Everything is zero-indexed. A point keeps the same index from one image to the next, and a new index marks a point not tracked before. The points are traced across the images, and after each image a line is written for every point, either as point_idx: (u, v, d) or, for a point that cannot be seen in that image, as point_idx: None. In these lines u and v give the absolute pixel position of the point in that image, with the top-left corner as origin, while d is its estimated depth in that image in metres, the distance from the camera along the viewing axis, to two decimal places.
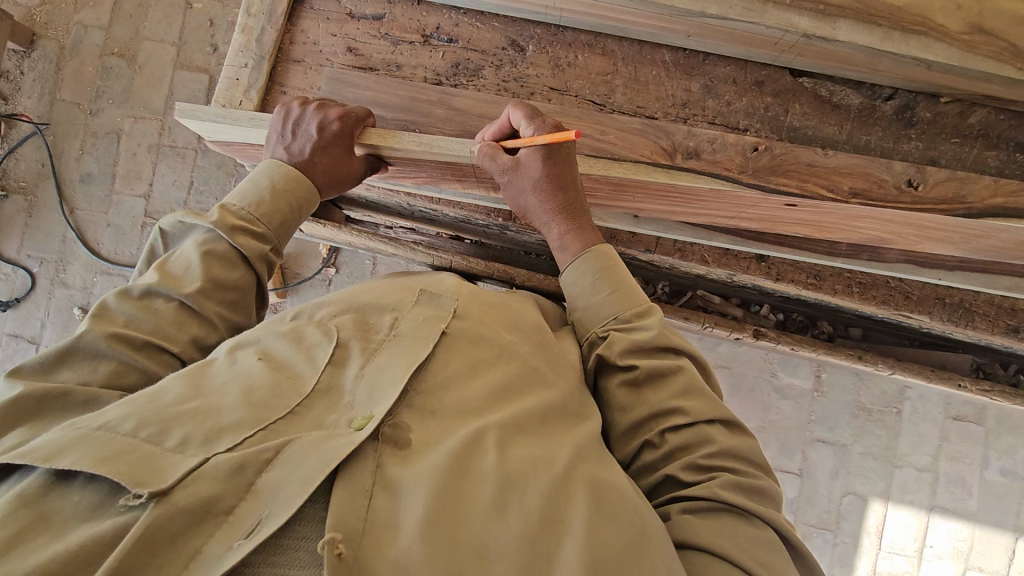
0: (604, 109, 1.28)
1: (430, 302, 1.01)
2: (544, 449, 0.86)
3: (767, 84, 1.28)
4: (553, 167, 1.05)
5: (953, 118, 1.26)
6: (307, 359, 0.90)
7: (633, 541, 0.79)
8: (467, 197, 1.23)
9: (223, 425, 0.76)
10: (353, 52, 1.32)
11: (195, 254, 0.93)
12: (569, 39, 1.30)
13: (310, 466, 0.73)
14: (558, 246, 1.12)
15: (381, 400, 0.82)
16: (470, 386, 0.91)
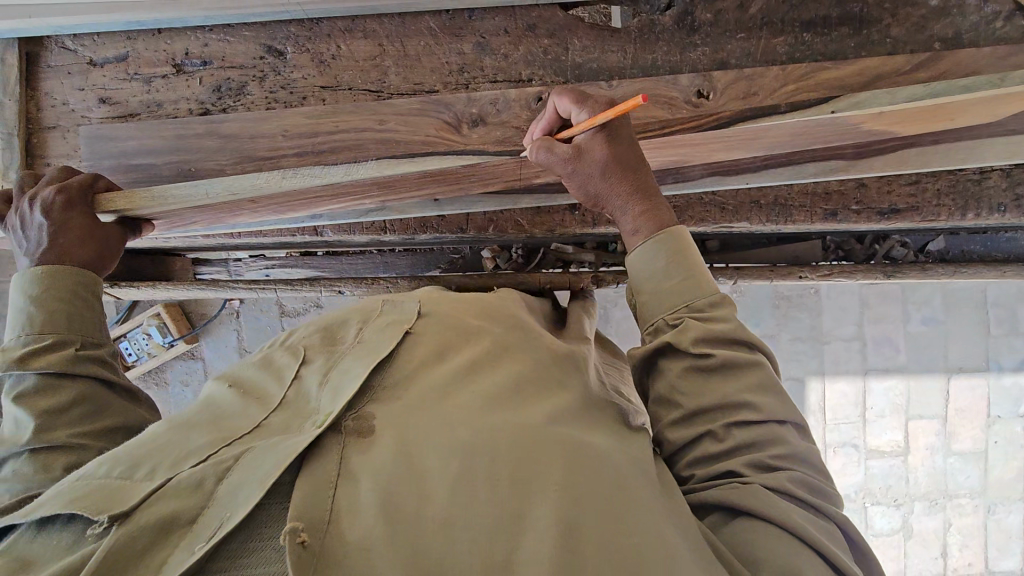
0: (382, 96, 1.22)
1: (397, 303, 0.97)
2: (513, 403, 0.82)
3: (541, 26, 1.21)
4: (614, 148, 0.96)
5: (735, 14, 1.21)
6: (272, 381, 0.88)
7: (608, 496, 0.75)
8: (264, 223, 1.19)
9: (189, 450, 0.77)
10: (107, 101, 1.22)
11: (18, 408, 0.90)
12: (327, 30, 1.21)
13: (271, 462, 0.71)
14: (631, 232, 0.97)
15: (343, 396, 0.79)
16: (438, 370, 0.85)
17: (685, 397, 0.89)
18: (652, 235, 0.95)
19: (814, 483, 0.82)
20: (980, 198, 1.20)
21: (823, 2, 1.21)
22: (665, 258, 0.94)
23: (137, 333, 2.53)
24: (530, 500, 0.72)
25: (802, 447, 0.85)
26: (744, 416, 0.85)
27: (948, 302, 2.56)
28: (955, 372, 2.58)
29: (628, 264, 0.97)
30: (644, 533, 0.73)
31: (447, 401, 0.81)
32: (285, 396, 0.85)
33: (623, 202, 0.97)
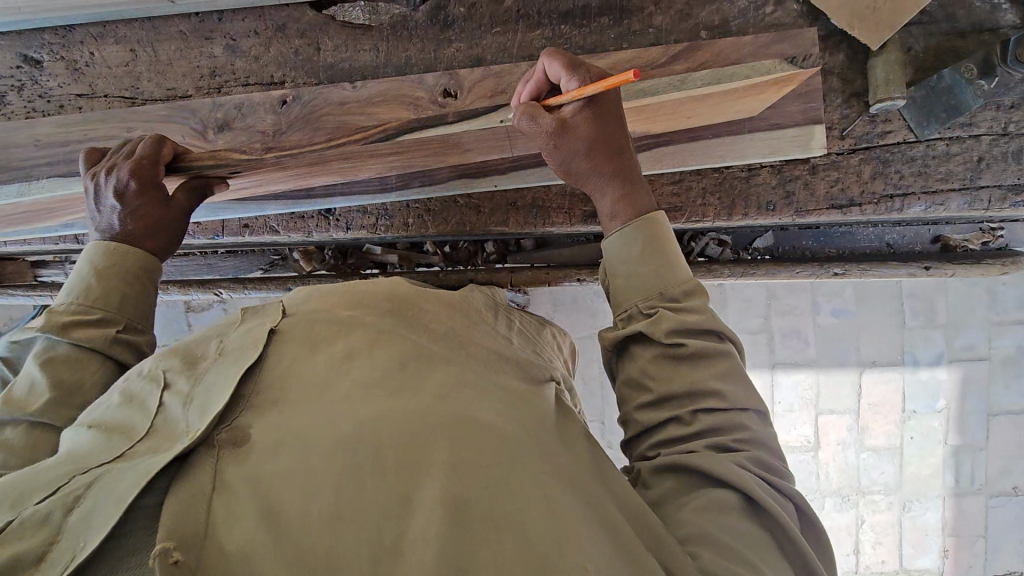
0: (136, 102, 1.20)
1: (256, 309, 0.75)
2: (404, 378, 0.65)
3: (291, 26, 1.18)
4: (602, 123, 0.83)
5: (489, 7, 1.15)
6: (137, 409, 0.66)
7: (500, 464, 0.61)
8: (19, 231, 1.25)
9: (35, 482, 0.59)
10: None
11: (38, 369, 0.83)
12: (78, 37, 1.20)
13: (120, 490, 0.56)
14: (609, 215, 0.86)
15: (213, 408, 0.61)
16: (318, 352, 0.68)
17: (654, 382, 0.77)
18: (630, 221, 0.84)
19: (776, 473, 0.72)
20: (748, 196, 1.14)
21: None
22: (645, 243, 0.83)
23: None
24: (418, 483, 0.58)
25: (764, 430, 0.75)
26: (710, 403, 0.74)
27: (860, 293, 2.46)
28: (868, 366, 2.49)
29: (604, 246, 0.86)
30: (545, 510, 0.59)
31: (309, 384, 0.65)
32: (154, 421, 0.64)
33: (605, 185, 0.85)
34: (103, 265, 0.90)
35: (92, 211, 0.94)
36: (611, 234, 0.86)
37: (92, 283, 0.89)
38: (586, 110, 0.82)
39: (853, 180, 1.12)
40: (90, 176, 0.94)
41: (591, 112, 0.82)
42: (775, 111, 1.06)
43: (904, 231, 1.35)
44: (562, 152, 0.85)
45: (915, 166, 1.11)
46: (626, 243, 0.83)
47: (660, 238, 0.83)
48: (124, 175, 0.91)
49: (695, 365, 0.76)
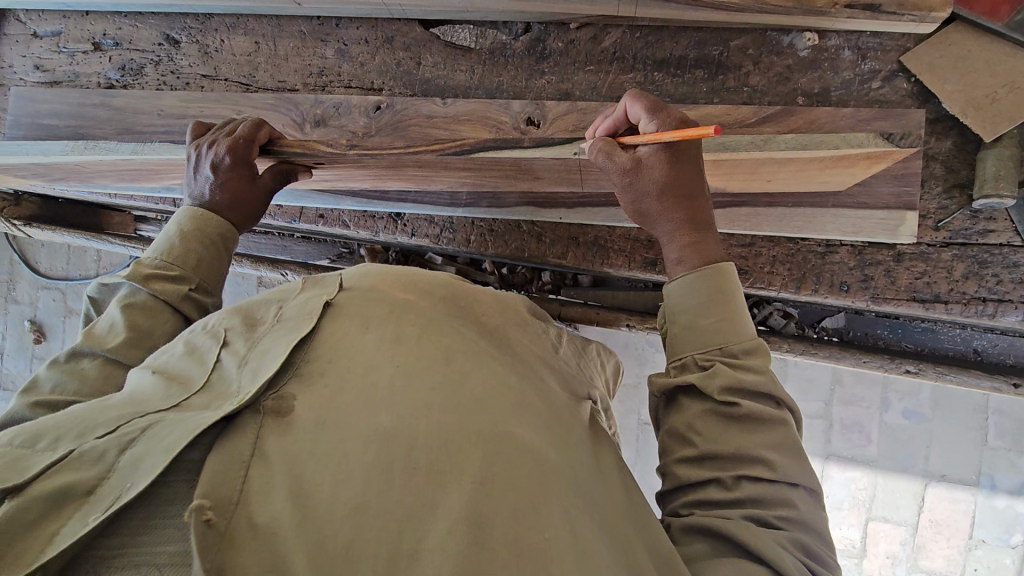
0: (249, 88, 1.31)
1: (317, 280, 0.76)
2: (450, 376, 0.62)
3: (398, 39, 1.26)
4: (681, 169, 0.81)
5: (586, 45, 1.17)
6: (197, 362, 0.67)
7: (529, 490, 0.56)
8: (129, 187, 1.40)
9: (94, 421, 0.59)
10: (40, 68, 1.45)
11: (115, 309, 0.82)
12: (214, 25, 1.34)
13: (170, 438, 0.54)
14: (674, 260, 0.83)
15: (263, 370, 0.61)
16: (368, 333, 0.66)
17: (696, 440, 0.71)
18: (694, 268, 0.81)
19: (819, 559, 0.65)
20: (821, 272, 1.08)
21: (680, 42, 1.13)
22: (709, 294, 0.79)
23: None
24: (444, 490, 0.53)
25: (812, 512, 0.68)
26: (755, 471, 0.67)
27: (939, 399, 2.25)
28: (936, 479, 2.26)
29: (664, 291, 0.83)
30: (570, 550, 0.54)
31: (354, 364, 0.62)
32: (211, 376, 0.64)
33: (673, 229, 0.83)
34: (189, 229, 0.91)
35: (189, 178, 0.97)
36: (673, 278, 0.83)
37: (175, 244, 0.90)
38: (663, 152, 0.80)
39: (942, 276, 1.04)
40: (194, 145, 0.98)
41: (669, 155, 0.80)
42: (865, 190, 1.00)
43: (995, 339, 1.20)
44: (634, 192, 0.84)
45: (1016, 273, 1.01)
46: (688, 291, 0.80)
47: (723, 290, 0.79)
48: (220, 149, 0.93)
49: (741, 432, 0.70)
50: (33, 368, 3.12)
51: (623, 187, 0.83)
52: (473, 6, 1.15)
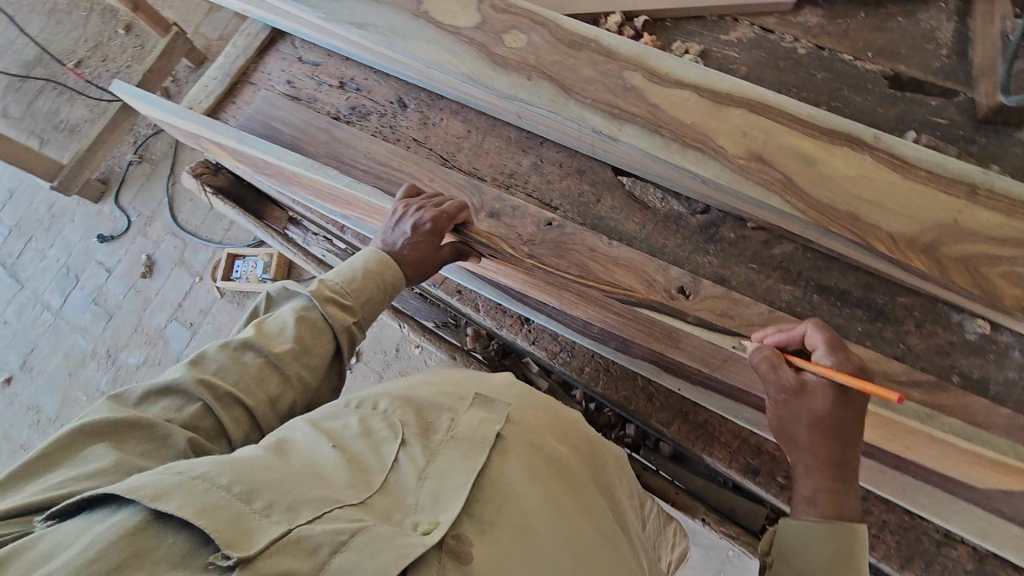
0: (446, 163, 1.48)
1: (486, 404, 0.83)
2: (591, 564, 0.72)
3: (588, 174, 1.39)
4: (842, 412, 0.81)
5: (756, 245, 1.24)
6: (375, 456, 0.73)
7: None
8: (312, 201, 1.56)
9: (298, 497, 0.64)
10: (290, 84, 1.71)
11: (292, 318, 0.88)
12: (442, 106, 1.55)
13: (383, 559, 0.60)
14: (806, 498, 0.82)
15: (451, 505, 0.68)
16: (530, 488, 0.74)
17: None
18: (825, 519, 0.80)
19: None
20: None
21: (848, 278, 1.17)
22: (833, 551, 0.79)
23: (251, 259, 3.10)
24: None
25: None
26: None
27: None
28: None
29: (783, 523, 0.83)
30: None
31: (519, 519, 0.70)
32: (388, 476, 0.71)
33: (815, 468, 0.82)
34: (372, 270, 0.99)
35: (387, 226, 1.07)
36: (800, 517, 0.82)
37: (356, 276, 0.98)
38: (832, 389, 0.82)
39: None
40: (401, 203, 1.09)
41: (835, 394, 0.81)
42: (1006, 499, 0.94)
43: None
44: (787, 413, 0.84)
45: None
46: (813, 539, 0.80)
47: (851, 552, 0.79)
48: (426, 216, 1.03)
49: None
50: (126, 296, 3.37)
51: (777, 402, 0.85)
52: (668, 175, 1.26)
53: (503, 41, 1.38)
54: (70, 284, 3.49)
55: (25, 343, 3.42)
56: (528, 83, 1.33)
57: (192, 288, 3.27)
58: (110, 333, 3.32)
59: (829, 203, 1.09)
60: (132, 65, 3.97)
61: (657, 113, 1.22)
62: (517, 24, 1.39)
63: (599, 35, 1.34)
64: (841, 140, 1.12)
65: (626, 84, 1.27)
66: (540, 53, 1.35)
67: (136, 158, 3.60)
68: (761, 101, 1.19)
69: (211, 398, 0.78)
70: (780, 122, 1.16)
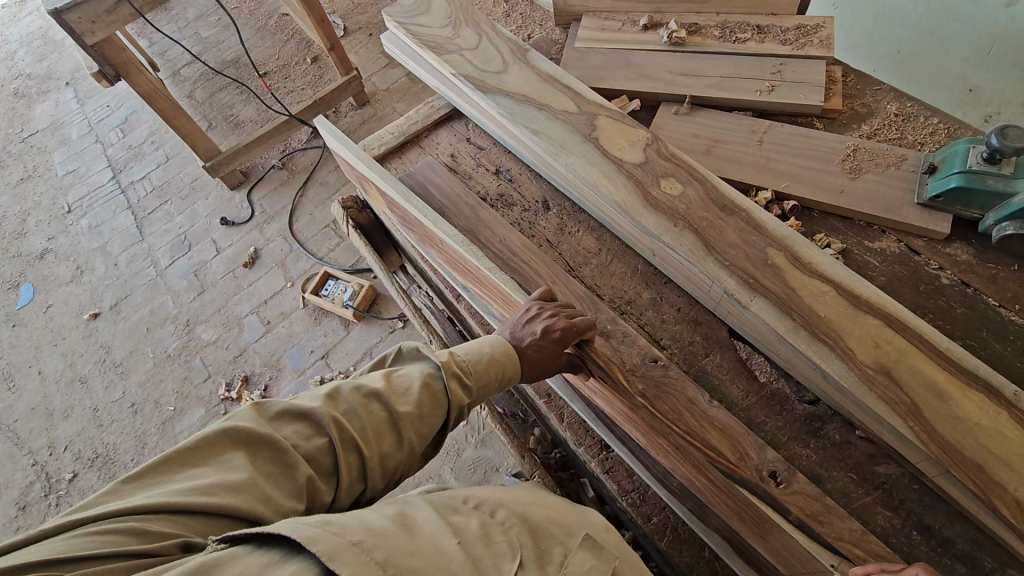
0: (571, 271, 1.56)
1: (595, 549, 1.01)
2: None
3: (704, 326, 1.42)
4: None
5: (860, 455, 1.20)
6: (499, 573, 0.88)
7: None
8: (442, 265, 1.71)
9: None
10: (452, 157, 1.87)
11: (419, 379, 1.05)
12: (582, 218, 1.65)
13: None
14: None
15: None
16: None
17: None
18: None
19: None
20: None
21: (955, 525, 1.11)
22: None
23: (343, 283, 3.29)
24: None
25: None
26: None
27: None
28: None
29: None
30: None
31: None
32: None
33: None
34: (500, 356, 1.18)
35: (518, 321, 1.24)
36: None
37: (482, 357, 1.16)
38: None
39: None
40: (534, 303, 1.27)
41: None
42: None
43: None
44: None
45: None
46: None
47: None
48: (557, 325, 1.20)
49: None
50: (224, 277, 3.63)
51: None
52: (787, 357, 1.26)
53: (660, 184, 1.47)
54: (182, 250, 3.82)
55: (123, 289, 3.72)
56: (674, 229, 1.39)
57: (282, 290, 3.49)
58: (197, 305, 3.56)
59: (955, 444, 1.05)
60: (306, 88, 4.50)
61: (792, 298, 1.25)
62: (676, 174, 1.49)
63: (752, 207, 1.40)
64: (978, 384, 1.10)
65: (768, 260, 1.31)
66: (692, 206, 1.42)
67: (279, 164, 3.99)
68: (901, 319, 1.20)
69: (337, 435, 0.94)
70: (917, 346, 1.16)
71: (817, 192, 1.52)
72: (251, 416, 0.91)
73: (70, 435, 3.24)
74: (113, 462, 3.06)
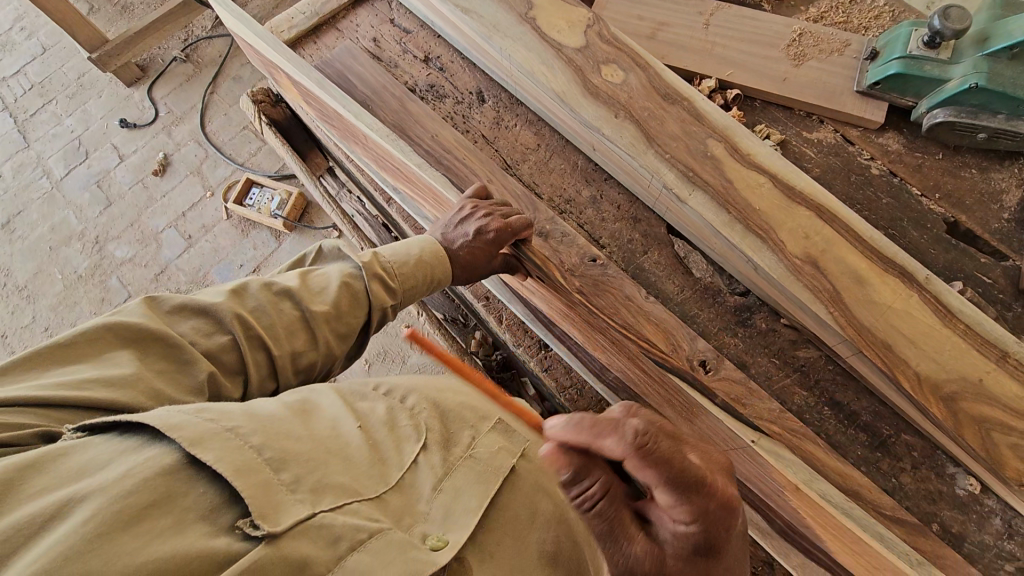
0: (508, 169, 1.47)
1: (505, 432, 1.08)
2: None
3: (643, 224, 1.39)
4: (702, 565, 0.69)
5: (783, 341, 1.26)
6: (399, 456, 0.94)
7: None
8: (372, 166, 1.58)
9: (329, 481, 0.82)
10: (374, 42, 1.66)
11: (338, 279, 1.07)
12: (519, 110, 1.53)
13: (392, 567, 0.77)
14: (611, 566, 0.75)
15: (458, 524, 0.89)
16: (521, 522, 0.95)
17: None
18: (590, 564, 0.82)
19: None
20: None
21: (862, 400, 1.20)
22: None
23: (270, 191, 3.04)
24: None
25: None
26: None
27: None
28: None
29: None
30: None
31: (513, 549, 0.92)
32: (404, 477, 0.92)
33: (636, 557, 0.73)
34: (427, 259, 1.20)
35: (452, 223, 1.24)
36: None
37: (409, 261, 1.18)
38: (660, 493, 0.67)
39: None
40: (469, 203, 1.27)
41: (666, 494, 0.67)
42: None
43: None
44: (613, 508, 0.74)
45: None
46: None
47: None
48: (490, 226, 1.20)
49: None
50: (132, 188, 3.28)
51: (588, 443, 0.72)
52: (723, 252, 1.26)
53: (600, 72, 1.37)
54: (78, 158, 3.40)
55: (16, 203, 3.33)
56: (614, 120, 1.32)
57: (200, 201, 3.20)
58: (104, 218, 3.23)
59: (869, 326, 1.11)
60: None
61: (728, 190, 1.23)
62: (617, 59, 1.38)
63: (694, 96, 1.33)
64: (896, 271, 1.14)
65: (707, 152, 1.27)
66: (633, 95, 1.34)
67: (182, 56, 3.50)
68: (831, 209, 1.21)
69: (243, 332, 0.94)
70: (843, 235, 1.18)
71: (761, 80, 1.47)
72: (141, 311, 0.88)
73: None
74: None
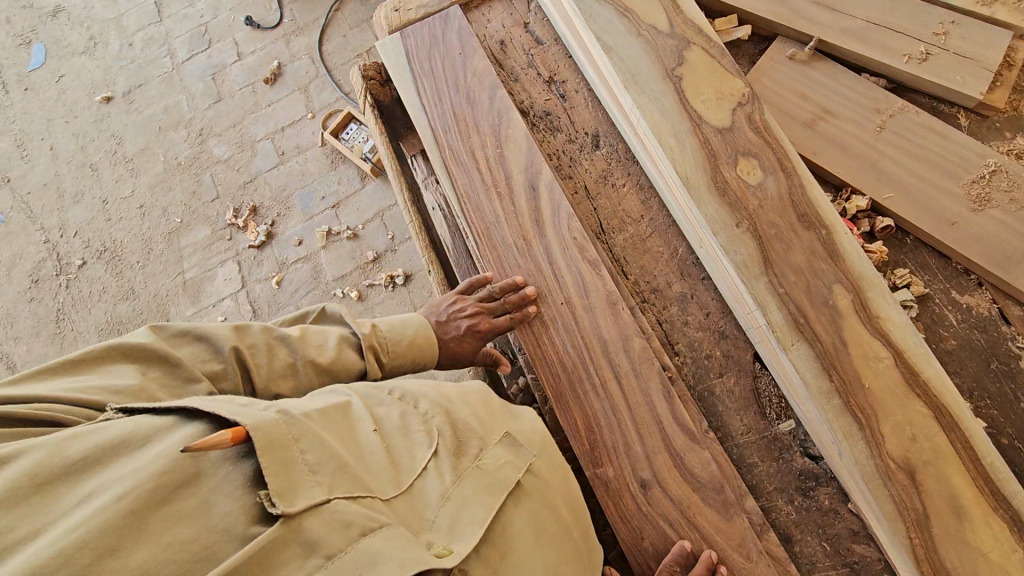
0: (600, 236, 1.34)
1: (512, 448, 1.00)
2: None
3: (728, 342, 1.25)
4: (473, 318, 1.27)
5: (841, 530, 1.13)
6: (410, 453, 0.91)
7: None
8: None
9: (343, 467, 0.81)
10: (501, 45, 1.51)
11: (333, 339, 1.09)
12: (632, 170, 1.37)
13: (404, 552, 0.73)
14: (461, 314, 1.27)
15: (461, 538, 0.83)
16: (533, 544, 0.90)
17: None
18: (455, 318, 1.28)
19: None
20: None
21: None
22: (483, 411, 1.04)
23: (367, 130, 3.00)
24: None
25: None
26: None
27: None
28: None
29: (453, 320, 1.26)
30: None
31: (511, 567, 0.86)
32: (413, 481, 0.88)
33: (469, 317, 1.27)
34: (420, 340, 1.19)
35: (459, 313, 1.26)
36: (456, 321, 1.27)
37: (403, 340, 1.18)
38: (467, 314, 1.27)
39: None
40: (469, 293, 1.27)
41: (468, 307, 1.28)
42: None
43: None
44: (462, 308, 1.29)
45: None
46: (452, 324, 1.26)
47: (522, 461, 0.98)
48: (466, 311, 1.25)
49: None
50: (242, 90, 3.33)
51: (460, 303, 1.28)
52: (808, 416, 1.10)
53: (736, 166, 1.19)
54: (201, 45, 3.46)
55: (138, 76, 3.47)
56: (733, 229, 1.15)
57: (301, 121, 3.21)
58: (211, 113, 3.32)
59: (950, 569, 0.97)
60: None
61: (839, 353, 1.07)
62: (760, 154, 1.19)
63: (836, 227, 1.14)
64: (1007, 517, 0.98)
65: (830, 301, 1.10)
66: (765, 206, 1.16)
67: None
68: (954, 415, 1.03)
69: (239, 366, 0.95)
70: (956, 452, 1.01)
71: (923, 218, 1.23)
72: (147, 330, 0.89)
73: (80, 220, 3.25)
74: (121, 259, 3.12)
